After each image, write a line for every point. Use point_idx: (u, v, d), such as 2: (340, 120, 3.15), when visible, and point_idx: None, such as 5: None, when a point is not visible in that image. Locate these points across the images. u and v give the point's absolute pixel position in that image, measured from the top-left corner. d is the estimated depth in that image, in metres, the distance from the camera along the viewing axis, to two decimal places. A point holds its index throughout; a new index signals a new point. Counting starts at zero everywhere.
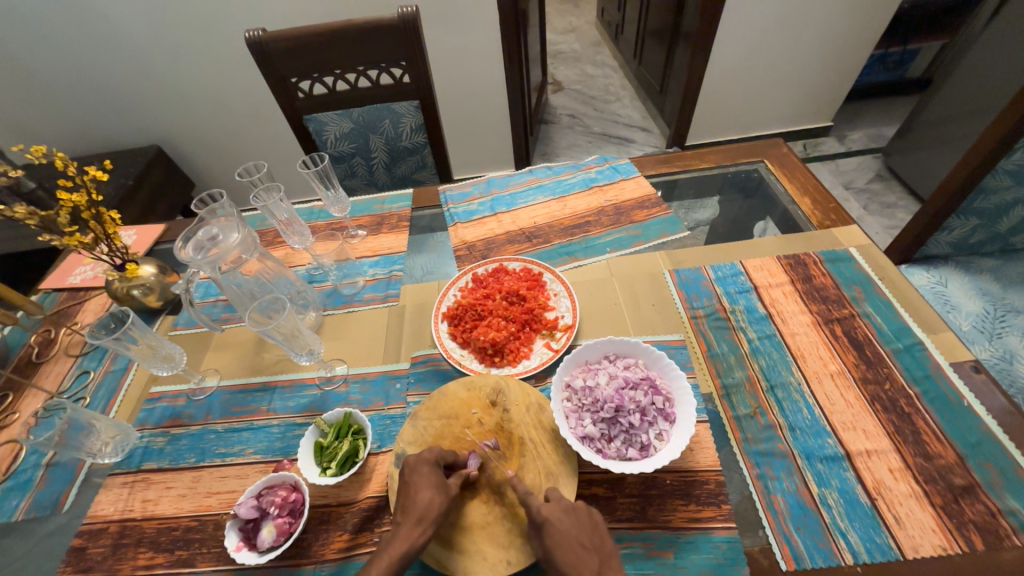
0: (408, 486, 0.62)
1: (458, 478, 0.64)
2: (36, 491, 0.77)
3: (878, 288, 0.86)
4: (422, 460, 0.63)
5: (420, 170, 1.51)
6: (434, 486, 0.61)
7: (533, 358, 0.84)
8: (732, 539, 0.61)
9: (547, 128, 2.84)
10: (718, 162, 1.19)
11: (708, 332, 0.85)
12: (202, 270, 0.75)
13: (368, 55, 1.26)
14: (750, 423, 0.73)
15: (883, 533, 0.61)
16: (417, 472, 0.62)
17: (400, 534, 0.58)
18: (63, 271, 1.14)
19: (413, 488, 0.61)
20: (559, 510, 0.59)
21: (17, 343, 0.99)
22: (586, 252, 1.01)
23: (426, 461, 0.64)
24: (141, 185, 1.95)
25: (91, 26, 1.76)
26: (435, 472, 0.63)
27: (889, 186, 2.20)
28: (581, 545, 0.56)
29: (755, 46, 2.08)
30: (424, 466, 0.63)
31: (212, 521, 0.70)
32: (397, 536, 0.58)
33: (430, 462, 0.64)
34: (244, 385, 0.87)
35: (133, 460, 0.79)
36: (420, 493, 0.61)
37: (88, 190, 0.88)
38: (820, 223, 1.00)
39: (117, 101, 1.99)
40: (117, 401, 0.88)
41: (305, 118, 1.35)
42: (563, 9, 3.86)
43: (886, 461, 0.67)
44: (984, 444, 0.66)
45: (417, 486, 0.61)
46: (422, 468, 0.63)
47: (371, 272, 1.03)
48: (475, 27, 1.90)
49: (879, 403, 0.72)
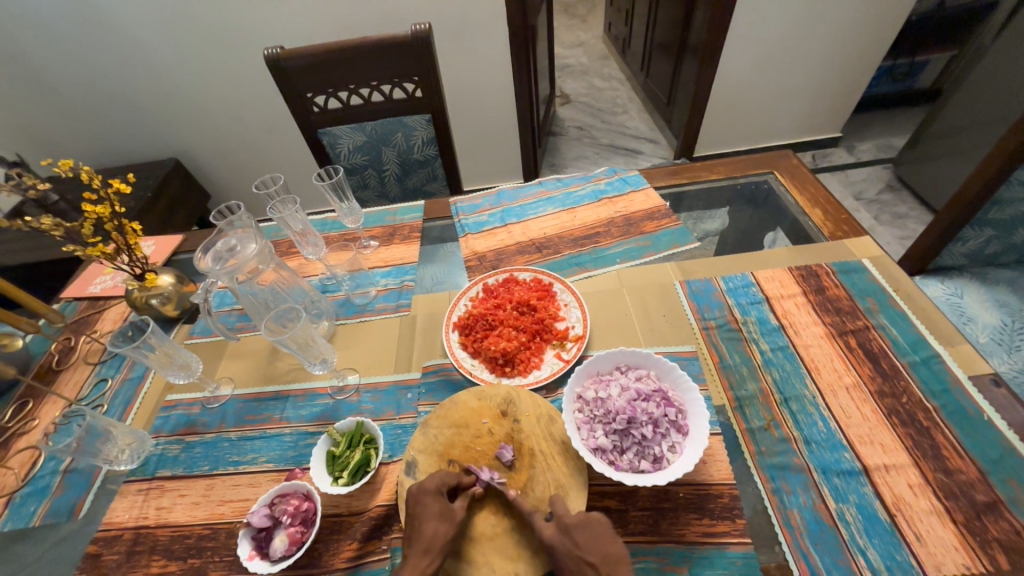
0: (413, 517, 0.62)
1: (462, 501, 0.63)
2: (53, 497, 0.78)
3: (893, 299, 0.85)
4: (425, 490, 0.63)
5: (431, 182, 1.53)
6: (438, 515, 0.61)
7: (543, 368, 0.84)
8: (747, 555, 0.60)
9: (556, 140, 2.87)
10: (727, 173, 1.19)
11: (720, 343, 0.85)
12: (219, 280, 0.77)
13: (381, 70, 1.29)
14: (764, 435, 0.72)
15: (903, 551, 0.60)
16: (421, 499, 0.62)
17: (408, 564, 0.58)
18: (84, 280, 1.16)
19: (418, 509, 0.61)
20: (559, 531, 0.59)
21: (39, 351, 1.01)
22: (597, 263, 1.02)
23: (427, 490, 0.63)
24: (160, 196, 2.00)
25: (115, 43, 1.82)
26: (438, 500, 0.62)
27: (901, 197, 2.19)
28: (589, 563, 0.56)
29: (763, 57, 2.09)
30: (427, 496, 0.63)
31: (225, 530, 0.71)
32: (406, 566, 0.58)
33: (432, 491, 0.63)
34: (258, 393, 0.88)
35: (148, 467, 0.80)
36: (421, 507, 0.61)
37: (112, 202, 0.90)
38: (832, 234, 0.99)
39: (138, 115, 2.06)
40: (134, 409, 0.89)
41: (319, 131, 1.39)
42: (570, 24, 3.92)
43: (906, 477, 0.65)
44: (1007, 459, 0.65)
45: (422, 517, 0.61)
46: (426, 497, 0.62)
47: (383, 282, 1.05)
48: (485, 42, 1.94)
49: (896, 417, 0.71)
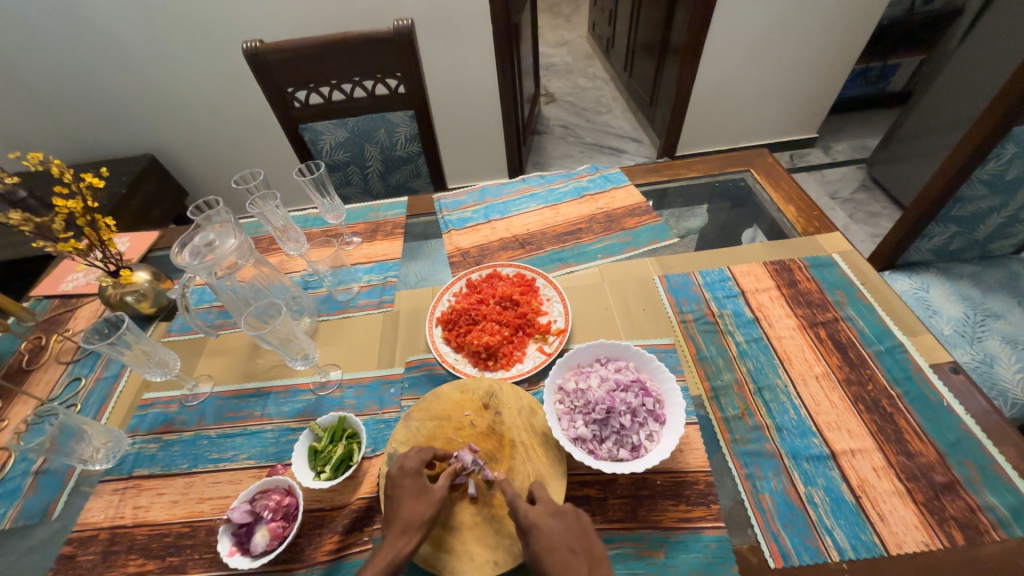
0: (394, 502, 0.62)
1: (443, 481, 0.64)
2: (24, 499, 0.76)
3: (861, 291, 0.89)
4: (405, 472, 0.64)
5: (415, 179, 1.53)
6: (415, 521, 0.60)
7: (525, 362, 0.85)
8: (721, 539, 0.62)
9: (541, 138, 2.89)
10: (706, 171, 1.22)
11: (697, 336, 0.87)
12: (198, 276, 0.76)
13: (363, 65, 1.28)
14: (738, 424, 0.74)
15: (868, 530, 0.62)
16: (405, 475, 0.63)
17: (388, 544, 0.59)
18: (55, 278, 1.13)
19: (405, 480, 0.63)
20: (546, 514, 0.60)
21: (8, 350, 0.98)
22: (579, 258, 1.03)
23: (407, 472, 0.64)
24: (135, 192, 1.95)
25: (88, 35, 1.77)
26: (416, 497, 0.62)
27: (873, 196, 2.26)
28: (572, 550, 0.56)
29: (743, 58, 2.14)
30: (405, 478, 0.63)
31: (204, 527, 0.70)
32: (383, 547, 0.59)
33: (410, 473, 0.64)
34: (238, 391, 0.87)
35: (125, 466, 0.78)
36: (405, 480, 0.63)
37: (85, 196, 0.87)
38: (804, 230, 1.03)
39: (113, 110, 2.00)
40: (109, 407, 0.87)
41: (300, 127, 1.37)
42: (555, 23, 3.94)
43: (871, 460, 0.68)
44: (963, 442, 0.69)
45: (395, 480, 0.63)
46: (404, 479, 0.63)
47: (366, 278, 1.04)
48: (469, 39, 1.93)
49: (862, 404, 0.75)
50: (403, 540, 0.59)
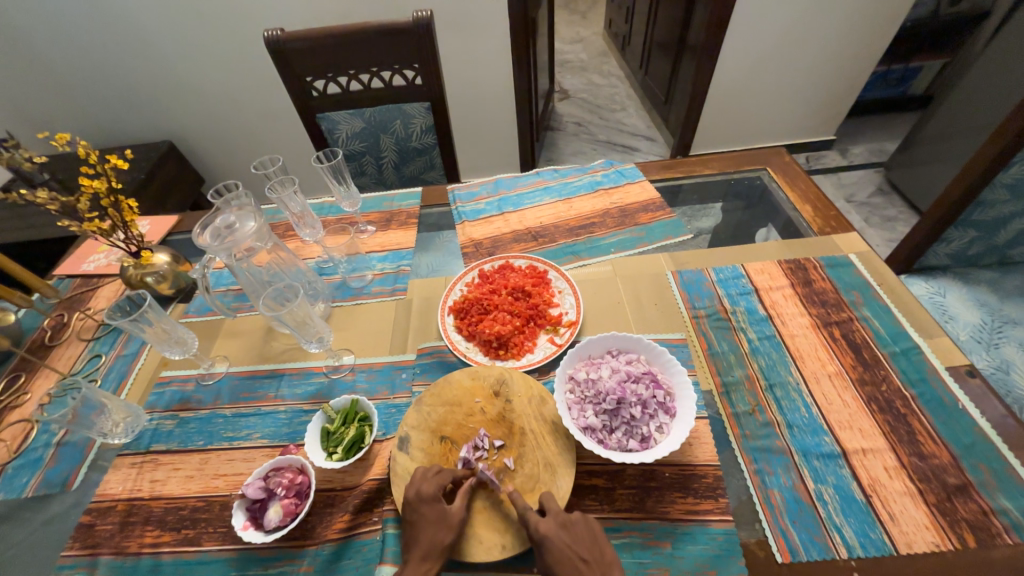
0: (412, 525, 0.61)
1: (461, 501, 0.63)
2: (46, 469, 0.79)
3: (876, 292, 0.88)
4: (422, 498, 0.62)
5: (429, 171, 1.54)
6: (437, 521, 0.61)
7: (536, 352, 0.85)
8: (728, 532, 0.63)
9: (554, 135, 2.88)
10: (721, 169, 1.21)
11: (710, 332, 0.87)
12: (217, 256, 0.77)
13: (382, 55, 1.29)
14: (749, 420, 0.74)
15: (877, 529, 0.62)
16: (422, 501, 0.62)
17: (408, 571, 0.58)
18: (77, 258, 1.16)
19: (419, 502, 0.62)
20: (557, 526, 0.59)
21: (31, 325, 1.01)
22: (591, 252, 1.03)
23: (424, 499, 0.62)
24: (153, 178, 1.98)
25: (111, 23, 1.80)
26: (435, 508, 0.62)
27: (890, 200, 2.23)
28: (582, 560, 0.57)
29: (762, 57, 2.11)
30: (424, 504, 0.62)
31: (218, 502, 0.72)
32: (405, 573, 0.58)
33: (428, 499, 0.62)
34: (253, 371, 0.89)
35: (142, 441, 0.80)
36: (422, 506, 0.62)
37: (109, 177, 0.89)
38: (821, 230, 1.02)
39: (135, 96, 2.04)
40: (128, 384, 0.89)
41: (317, 116, 1.38)
42: (570, 20, 3.93)
43: (882, 460, 0.68)
44: (978, 445, 0.68)
45: (413, 506, 0.62)
46: (422, 505, 0.62)
47: (380, 266, 1.05)
48: (486, 33, 1.94)
49: (875, 404, 0.74)
50: (426, 566, 0.58)
